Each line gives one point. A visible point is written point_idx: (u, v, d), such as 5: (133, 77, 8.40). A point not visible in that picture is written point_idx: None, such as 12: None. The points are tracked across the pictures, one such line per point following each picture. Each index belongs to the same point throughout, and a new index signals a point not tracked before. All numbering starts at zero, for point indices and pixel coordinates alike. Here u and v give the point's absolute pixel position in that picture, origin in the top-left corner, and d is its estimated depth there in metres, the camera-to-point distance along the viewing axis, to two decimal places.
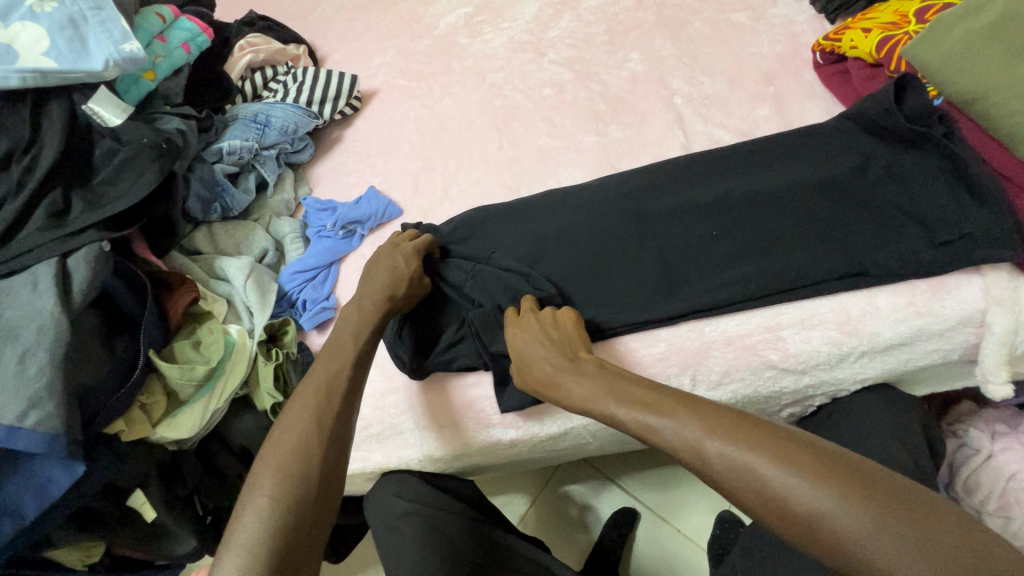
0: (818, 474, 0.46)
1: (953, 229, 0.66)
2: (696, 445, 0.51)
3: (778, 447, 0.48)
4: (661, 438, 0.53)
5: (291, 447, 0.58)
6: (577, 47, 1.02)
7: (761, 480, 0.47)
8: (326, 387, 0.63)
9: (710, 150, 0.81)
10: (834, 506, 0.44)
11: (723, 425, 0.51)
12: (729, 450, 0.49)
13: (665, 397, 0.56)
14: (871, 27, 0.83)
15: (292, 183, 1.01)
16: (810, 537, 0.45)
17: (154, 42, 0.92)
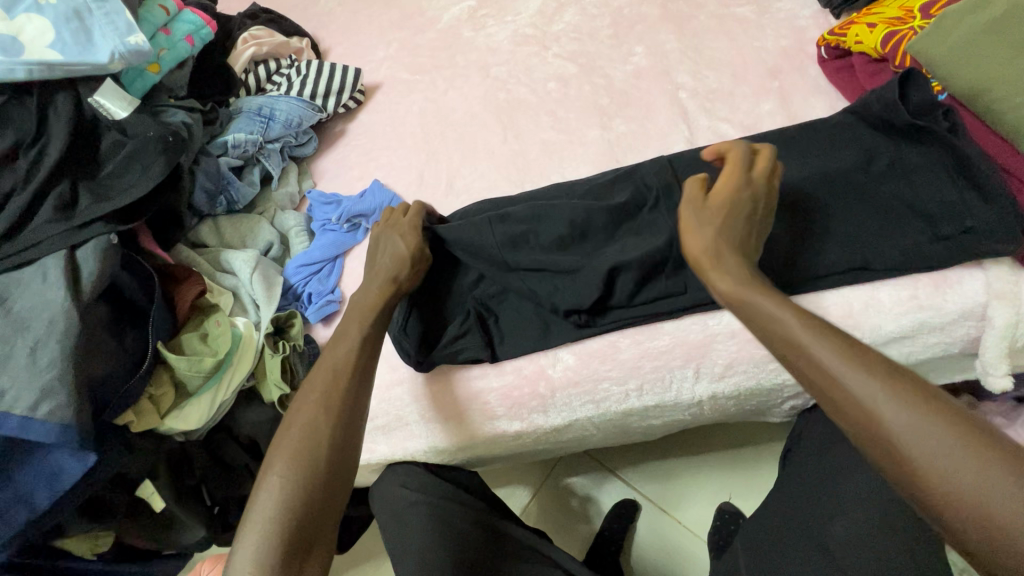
0: (969, 437, 0.43)
1: (956, 223, 0.67)
2: (834, 378, 0.49)
3: (928, 402, 0.45)
4: (809, 360, 0.50)
5: (304, 428, 0.58)
6: (582, 40, 1.02)
7: (904, 432, 0.45)
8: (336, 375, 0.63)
9: (714, 144, 0.81)
10: (980, 470, 0.42)
11: (882, 369, 0.48)
12: (882, 396, 0.46)
13: (817, 325, 0.52)
14: (876, 22, 0.83)
15: (296, 176, 1.02)
16: (945, 495, 0.43)
17: (158, 34, 0.92)
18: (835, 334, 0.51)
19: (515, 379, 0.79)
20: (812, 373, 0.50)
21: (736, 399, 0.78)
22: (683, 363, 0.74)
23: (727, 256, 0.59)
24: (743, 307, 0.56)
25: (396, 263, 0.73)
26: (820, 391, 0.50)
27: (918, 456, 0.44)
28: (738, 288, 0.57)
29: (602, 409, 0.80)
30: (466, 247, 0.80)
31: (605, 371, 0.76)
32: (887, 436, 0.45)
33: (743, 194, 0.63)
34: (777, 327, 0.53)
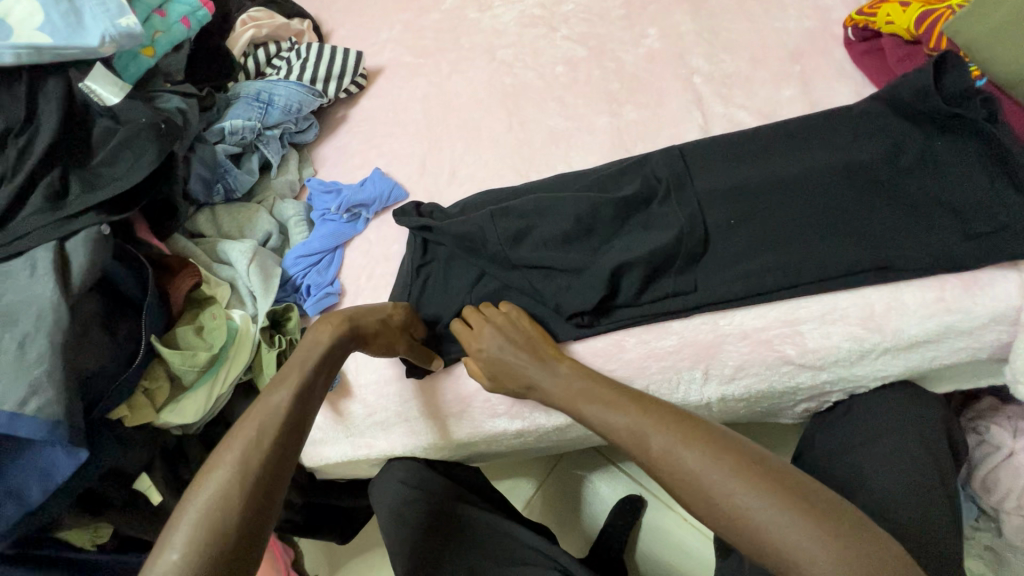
0: (776, 487, 0.50)
1: (989, 220, 0.62)
2: (651, 446, 0.57)
3: (735, 459, 0.53)
4: (637, 444, 0.58)
5: (231, 469, 0.53)
6: (592, 22, 0.97)
7: (725, 491, 0.51)
8: (269, 417, 0.57)
9: (730, 133, 0.76)
10: (786, 519, 0.48)
11: (693, 436, 0.56)
12: (685, 455, 0.55)
13: (636, 407, 0.60)
14: (909, 1, 0.77)
15: (296, 164, 0.99)
16: (766, 550, 0.49)
17: (153, 17, 0.89)
18: (654, 410, 0.59)
19: None
20: (646, 453, 0.57)
21: (746, 402, 0.74)
22: (690, 364, 0.71)
23: (483, 371, 0.72)
24: (570, 397, 0.65)
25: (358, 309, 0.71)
26: (656, 467, 0.56)
27: (740, 512, 0.50)
28: (540, 380, 0.68)
29: None
30: (465, 244, 0.77)
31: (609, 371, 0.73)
32: (713, 498, 0.52)
33: (512, 324, 0.71)
34: (605, 417, 0.61)
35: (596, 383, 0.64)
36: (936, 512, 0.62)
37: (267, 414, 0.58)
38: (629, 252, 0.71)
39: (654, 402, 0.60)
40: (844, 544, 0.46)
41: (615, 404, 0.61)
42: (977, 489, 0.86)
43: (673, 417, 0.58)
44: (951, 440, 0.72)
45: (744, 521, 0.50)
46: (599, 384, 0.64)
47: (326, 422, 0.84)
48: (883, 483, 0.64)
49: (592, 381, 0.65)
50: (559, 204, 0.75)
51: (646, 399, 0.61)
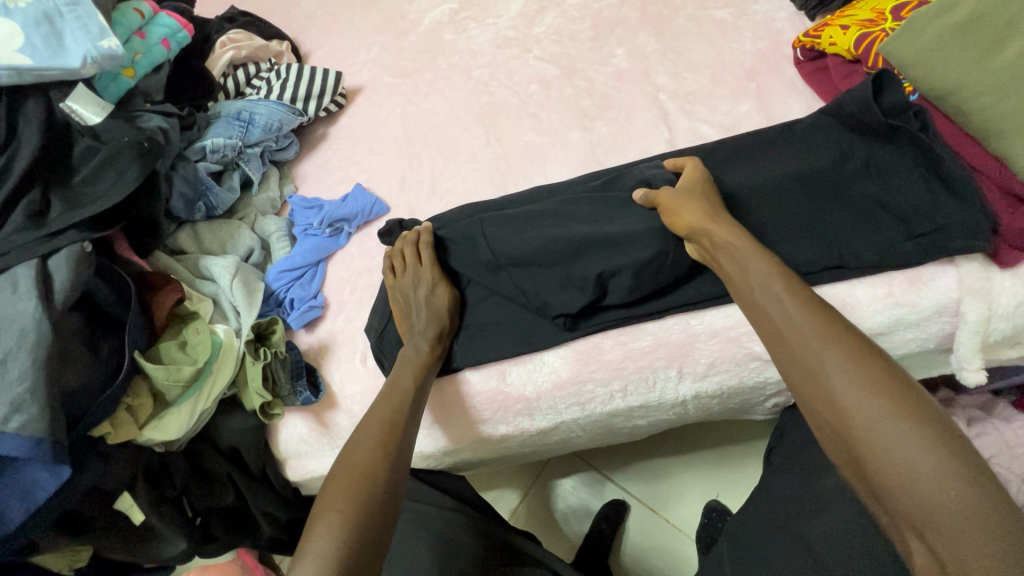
0: (937, 443, 0.48)
1: (928, 221, 0.67)
2: (818, 366, 0.55)
3: (901, 398, 0.51)
4: (792, 342, 0.57)
5: (357, 469, 0.63)
6: (563, 43, 1.02)
7: (868, 413, 0.51)
8: (382, 445, 0.66)
9: (695, 146, 0.81)
10: (926, 460, 0.47)
11: (854, 349, 0.54)
12: (856, 382, 0.52)
13: (820, 314, 0.57)
14: (850, 24, 0.84)
15: (277, 181, 1.01)
16: (894, 487, 0.48)
17: (133, 38, 0.91)
18: (830, 322, 0.56)
19: (500, 382, 0.79)
20: (797, 353, 0.56)
21: (719, 398, 0.80)
22: (666, 363, 0.76)
23: (674, 197, 0.71)
24: (734, 263, 0.64)
25: (433, 319, 0.77)
26: (798, 373, 0.56)
27: (876, 438, 0.50)
28: (730, 242, 0.65)
29: (588, 411, 0.80)
30: (466, 249, 0.81)
31: (589, 373, 0.77)
32: (853, 416, 0.51)
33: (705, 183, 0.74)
34: (768, 309, 0.60)
35: (773, 279, 0.61)
36: None
37: (376, 425, 0.68)
38: (611, 261, 0.74)
39: (835, 316, 0.57)
40: (975, 500, 0.45)
41: (790, 298, 0.59)
42: None
43: (845, 333, 0.56)
44: None
45: (874, 445, 0.49)
46: (779, 280, 0.61)
47: (311, 434, 0.84)
48: None
49: (767, 276, 0.61)
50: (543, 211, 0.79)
51: (826, 308, 0.58)
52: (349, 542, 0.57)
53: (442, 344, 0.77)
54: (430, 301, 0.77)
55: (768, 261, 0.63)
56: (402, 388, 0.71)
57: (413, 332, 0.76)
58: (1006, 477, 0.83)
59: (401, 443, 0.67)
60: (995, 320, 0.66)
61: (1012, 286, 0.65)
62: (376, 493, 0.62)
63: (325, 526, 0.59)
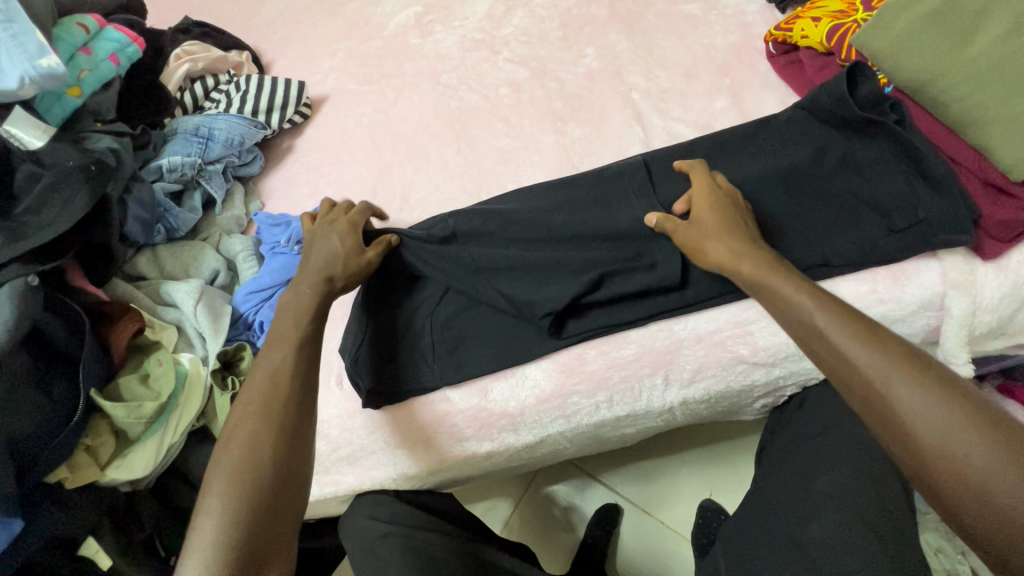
0: None
1: (910, 215, 0.66)
2: (888, 399, 0.49)
3: (986, 425, 0.46)
4: (864, 391, 0.50)
5: (246, 439, 0.57)
6: (532, 44, 0.99)
7: (954, 449, 0.46)
8: (271, 405, 0.59)
9: (671, 146, 0.79)
10: None
11: (923, 376, 0.49)
12: (936, 416, 0.47)
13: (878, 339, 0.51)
14: (821, 16, 0.82)
15: (242, 198, 0.97)
16: (999, 528, 0.44)
17: (77, 55, 0.86)
18: (899, 357, 0.50)
19: (482, 400, 0.76)
20: (871, 400, 0.50)
21: (706, 403, 0.78)
22: (651, 371, 0.74)
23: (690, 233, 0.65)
24: (775, 294, 0.58)
25: (330, 262, 0.69)
26: (864, 404, 0.51)
27: (969, 478, 0.45)
28: (759, 275, 0.59)
29: (573, 422, 0.78)
30: (428, 242, 0.78)
31: (573, 385, 0.75)
32: (954, 468, 0.46)
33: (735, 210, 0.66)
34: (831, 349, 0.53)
35: (821, 316, 0.54)
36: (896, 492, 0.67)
37: (265, 380, 0.61)
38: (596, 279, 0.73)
39: (897, 342, 0.51)
40: None
41: (839, 324, 0.53)
42: None
43: (913, 359, 0.50)
44: None
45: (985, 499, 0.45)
46: (833, 316, 0.53)
47: None
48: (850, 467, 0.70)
49: (809, 303, 0.55)
50: (513, 212, 0.78)
51: (885, 334, 0.52)
52: (240, 523, 0.52)
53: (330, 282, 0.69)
54: (328, 250, 0.71)
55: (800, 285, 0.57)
56: (285, 345, 0.64)
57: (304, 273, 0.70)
58: None
59: (297, 398, 0.60)
60: (979, 313, 0.65)
61: (995, 278, 0.64)
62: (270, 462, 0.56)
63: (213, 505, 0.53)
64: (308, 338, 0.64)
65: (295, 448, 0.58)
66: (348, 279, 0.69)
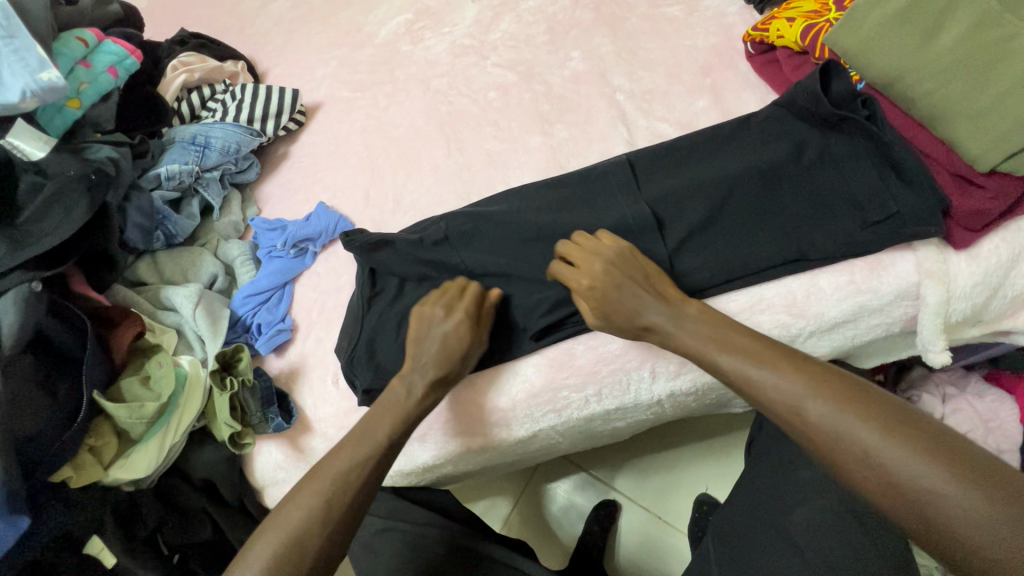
0: (934, 453, 0.48)
1: (883, 209, 0.68)
2: (797, 405, 0.54)
3: (885, 417, 0.51)
4: (809, 423, 0.53)
5: (318, 496, 0.61)
6: (519, 49, 1.02)
7: (858, 440, 0.51)
8: (351, 472, 0.63)
9: (654, 146, 0.80)
10: (935, 478, 0.47)
11: (820, 383, 0.55)
12: (839, 414, 0.52)
13: (778, 357, 0.58)
14: (796, 16, 0.84)
15: (239, 204, 1.00)
16: (915, 509, 0.47)
17: (77, 68, 0.88)
18: (828, 384, 0.54)
19: (474, 395, 0.79)
20: (815, 433, 0.53)
21: (694, 395, 0.80)
22: (638, 365, 0.76)
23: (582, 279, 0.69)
24: (702, 346, 0.62)
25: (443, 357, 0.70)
26: (782, 414, 0.55)
27: (877, 466, 0.49)
28: (659, 325, 0.65)
29: (565, 417, 0.80)
30: (418, 246, 0.80)
31: (562, 380, 0.77)
32: (904, 484, 0.48)
33: (622, 258, 0.69)
34: (766, 387, 0.57)
35: (749, 362, 0.58)
36: None
37: (355, 449, 0.65)
38: None
39: (798, 358, 0.58)
40: (985, 500, 0.45)
41: (737, 349, 0.60)
42: None
43: (813, 369, 0.56)
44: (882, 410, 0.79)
45: (946, 514, 0.46)
46: (756, 362, 0.58)
47: (287, 460, 0.82)
48: None
49: (711, 333, 0.63)
50: (497, 215, 0.79)
51: (784, 353, 0.59)
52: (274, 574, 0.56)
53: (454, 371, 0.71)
54: (446, 336, 0.71)
55: (698, 316, 0.65)
56: (375, 440, 0.66)
57: (420, 357, 0.71)
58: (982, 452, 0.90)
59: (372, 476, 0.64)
60: (954, 302, 0.67)
61: (968, 267, 0.66)
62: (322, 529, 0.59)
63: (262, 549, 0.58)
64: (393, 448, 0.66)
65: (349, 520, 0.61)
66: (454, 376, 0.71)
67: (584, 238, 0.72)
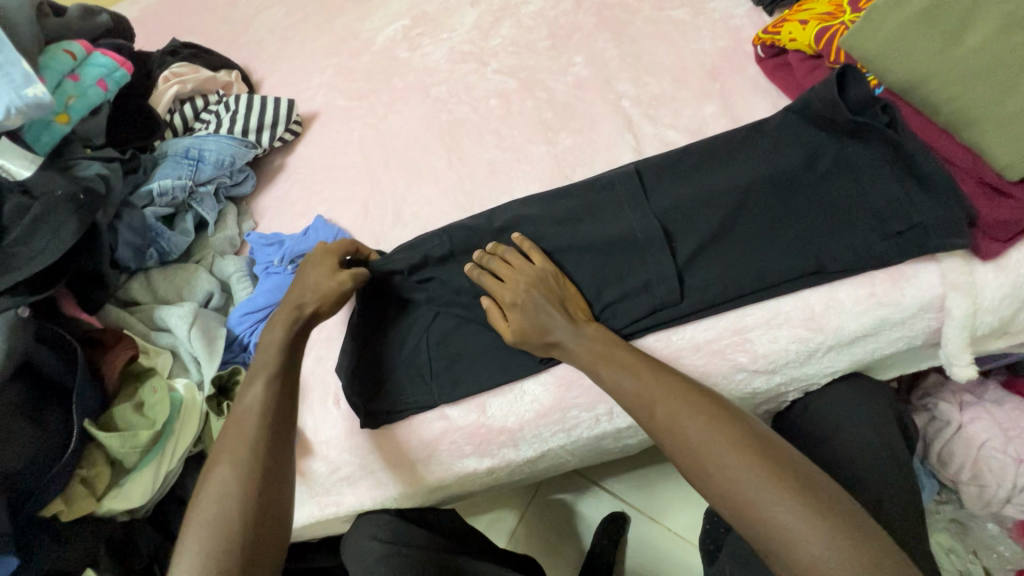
0: (770, 467, 0.51)
1: (905, 219, 0.65)
2: (662, 417, 0.57)
3: (735, 432, 0.54)
4: (670, 432, 0.56)
5: (227, 466, 0.59)
6: (520, 54, 0.99)
7: (706, 451, 0.54)
8: (253, 429, 0.62)
9: (662, 154, 0.77)
10: (766, 491, 0.50)
11: (685, 397, 0.58)
12: (694, 427, 0.55)
13: (653, 373, 0.60)
14: (808, 19, 0.81)
15: (235, 218, 0.96)
16: (748, 518, 0.51)
17: (65, 82, 0.86)
18: (691, 398, 0.58)
19: (481, 416, 0.75)
20: (673, 444, 0.56)
21: None
22: None
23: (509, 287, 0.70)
24: (589, 359, 0.64)
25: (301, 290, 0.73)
26: (650, 424, 0.58)
27: (722, 476, 0.52)
28: (555, 336, 0.66)
29: (574, 436, 0.77)
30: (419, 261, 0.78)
31: (573, 399, 0.74)
32: (717, 477, 0.53)
33: (544, 282, 0.70)
34: (621, 382, 0.61)
35: (625, 374, 0.61)
36: (898, 497, 0.67)
37: (248, 411, 0.63)
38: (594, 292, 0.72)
39: (671, 374, 0.60)
40: (810, 515, 0.49)
41: (616, 363, 0.62)
42: (934, 464, 0.93)
43: (683, 386, 0.59)
44: (902, 423, 0.77)
45: (747, 505, 0.51)
46: (632, 373, 0.61)
47: None
48: (859, 470, 0.69)
49: (593, 347, 0.65)
50: (504, 233, 0.77)
51: (659, 368, 0.61)
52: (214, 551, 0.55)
53: (301, 313, 0.71)
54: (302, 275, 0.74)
55: (587, 329, 0.66)
56: (257, 382, 0.66)
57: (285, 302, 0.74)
58: (1002, 461, 0.86)
59: (276, 426, 0.63)
60: (980, 315, 0.64)
61: (995, 279, 0.64)
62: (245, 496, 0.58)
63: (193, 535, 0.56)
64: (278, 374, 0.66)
65: (273, 475, 0.60)
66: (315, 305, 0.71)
67: (515, 257, 0.72)
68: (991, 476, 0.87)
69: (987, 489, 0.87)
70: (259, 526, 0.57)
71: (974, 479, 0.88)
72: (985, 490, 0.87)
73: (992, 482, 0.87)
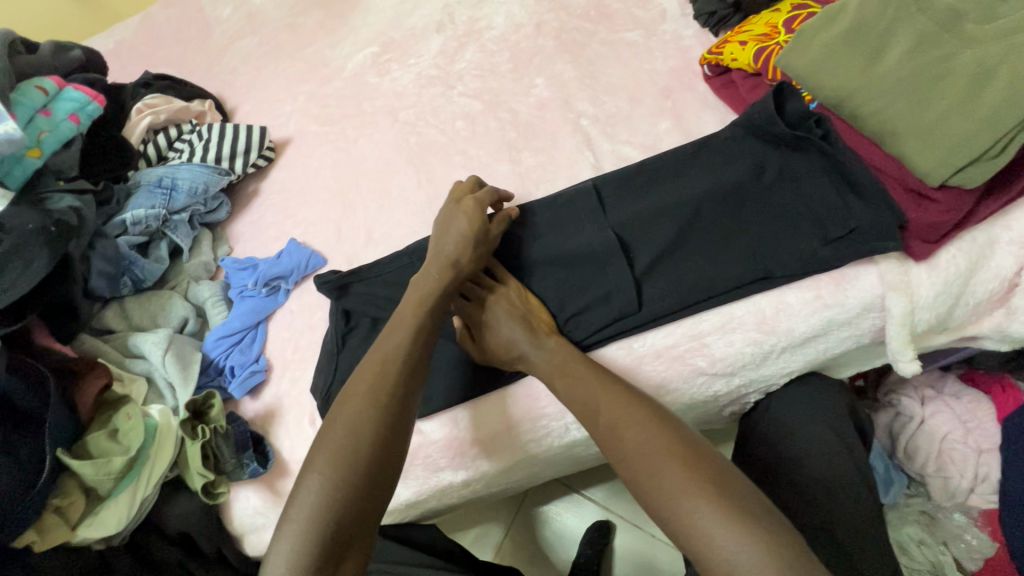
0: (692, 472, 0.54)
1: (843, 225, 0.69)
2: (601, 424, 0.60)
3: (665, 438, 0.57)
4: (607, 438, 0.59)
5: (363, 409, 0.61)
6: (485, 77, 1.03)
7: (636, 456, 0.57)
8: (382, 378, 0.64)
9: (618, 169, 0.81)
10: (684, 493, 0.53)
11: (623, 405, 0.61)
12: (627, 434, 0.58)
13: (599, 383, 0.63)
14: (748, 39, 0.86)
15: (209, 244, 0.99)
16: (671, 519, 0.53)
17: (36, 117, 0.87)
18: (630, 407, 0.60)
19: (453, 428, 0.77)
20: (611, 450, 0.59)
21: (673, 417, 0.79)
22: None
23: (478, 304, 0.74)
24: (545, 371, 0.67)
25: (460, 244, 0.72)
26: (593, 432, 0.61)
27: (649, 479, 0.55)
28: (515, 348, 0.69)
29: (545, 444, 0.79)
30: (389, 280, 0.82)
31: (541, 409, 0.76)
32: (646, 482, 0.55)
33: (511, 297, 0.73)
34: (574, 392, 0.64)
35: (572, 385, 0.64)
36: (848, 495, 0.71)
37: (384, 359, 0.65)
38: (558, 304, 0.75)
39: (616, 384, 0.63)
40: (724, 515, 0.50)
41: (566, 375, 0.66)
42: (901, 458, 0.96)
43: (625, 395, 0.62)
44: (858, 420, 0.80)
45: (671, 509, 0.53)
46: (577, 384, 0.64)
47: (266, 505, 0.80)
48: (811, 468, 0.73)
49: (547, 360, 0.68)
50: None
51: (606, 379, 0.64)
52: (337, 491, 0.56)
53: (458, 270, 0.72)
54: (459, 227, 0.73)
55: (544, 342, 0.69)
56: (405, 330, 0.67)
57: (435, 249, 0.74)
58: (963, 453, 0.90)
59: (404, 380, 0.65)
60: (918, 313, 0.68)
61: (929, 278, 0.67)
62: (370, 440, 0.59)
63: (318, 470, 0.58)
64: (424, 326, 0.68)
65: (400, 425, 0.62)
66: (471, 264, 0.73)
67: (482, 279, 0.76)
68: (955, 468, 0.91)
69: (952, 480, 0.91)
70: (373, 477, 0.58)
71: (939, 470, 0.92)
72: (951, 481, 0.91)
73: (956, 474, 0.91)
